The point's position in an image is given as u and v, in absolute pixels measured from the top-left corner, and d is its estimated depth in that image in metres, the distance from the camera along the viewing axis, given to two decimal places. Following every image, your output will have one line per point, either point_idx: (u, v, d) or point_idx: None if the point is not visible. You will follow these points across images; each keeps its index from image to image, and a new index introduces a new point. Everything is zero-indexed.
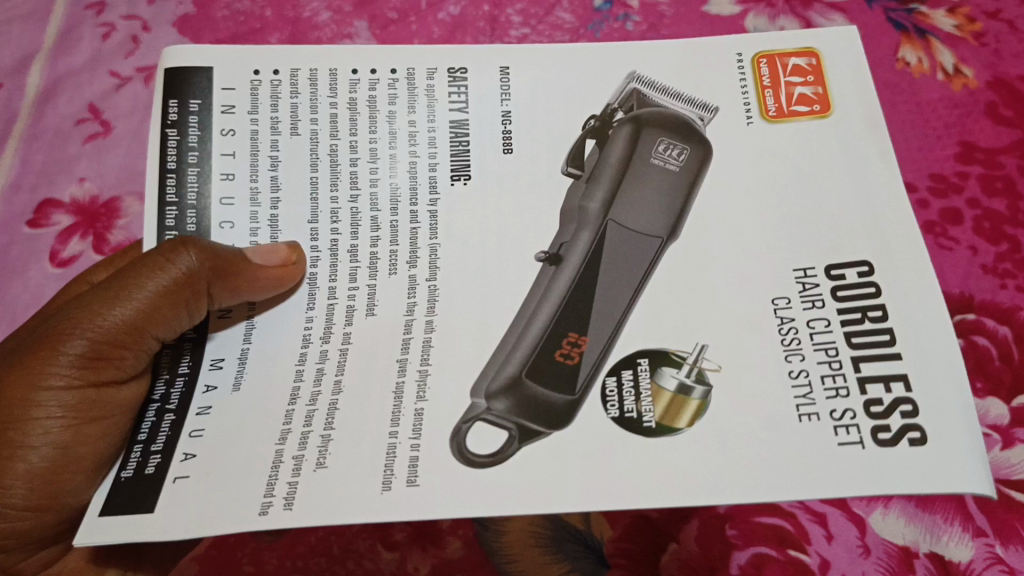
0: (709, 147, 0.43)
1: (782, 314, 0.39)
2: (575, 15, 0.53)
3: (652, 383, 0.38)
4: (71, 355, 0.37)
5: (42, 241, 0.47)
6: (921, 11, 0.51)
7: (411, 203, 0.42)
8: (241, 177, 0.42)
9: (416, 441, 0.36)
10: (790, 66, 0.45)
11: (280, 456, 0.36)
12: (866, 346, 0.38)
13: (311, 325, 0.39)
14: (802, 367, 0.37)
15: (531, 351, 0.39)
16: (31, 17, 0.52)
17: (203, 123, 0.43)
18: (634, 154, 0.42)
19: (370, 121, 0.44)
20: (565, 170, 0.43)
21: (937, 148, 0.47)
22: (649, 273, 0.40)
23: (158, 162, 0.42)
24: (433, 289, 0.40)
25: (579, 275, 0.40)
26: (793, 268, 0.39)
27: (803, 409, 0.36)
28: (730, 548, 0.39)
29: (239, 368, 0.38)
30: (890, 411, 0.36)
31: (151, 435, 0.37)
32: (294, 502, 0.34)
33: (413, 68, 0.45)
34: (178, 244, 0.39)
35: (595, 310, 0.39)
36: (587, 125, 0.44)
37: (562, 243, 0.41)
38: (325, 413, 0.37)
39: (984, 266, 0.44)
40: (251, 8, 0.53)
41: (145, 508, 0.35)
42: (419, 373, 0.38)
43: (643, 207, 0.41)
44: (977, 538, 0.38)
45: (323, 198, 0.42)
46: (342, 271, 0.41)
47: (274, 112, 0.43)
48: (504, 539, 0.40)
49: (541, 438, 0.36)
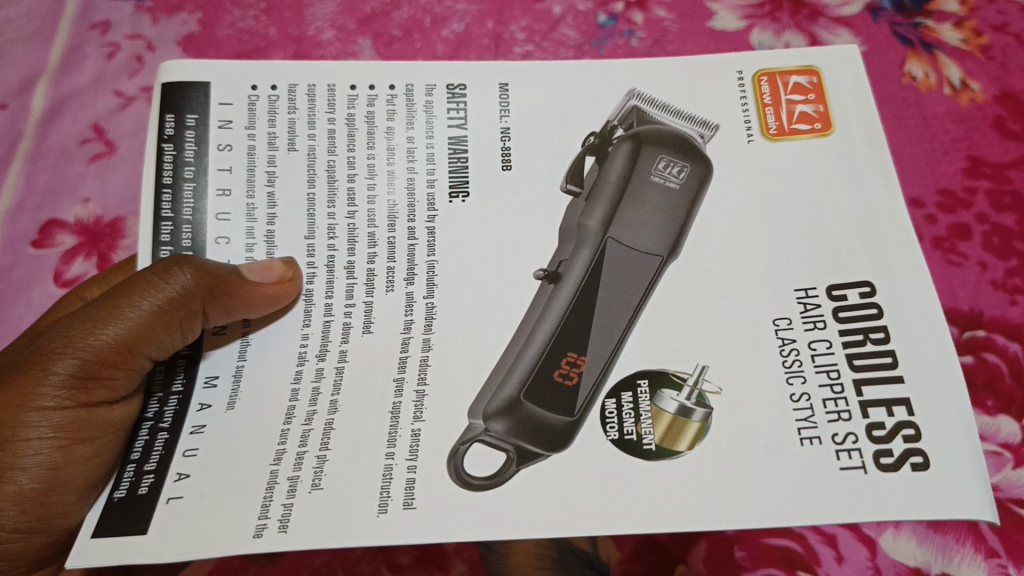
0: (710, 164, 0.43)
1: (783, 335, 0.38)
2: (579, 32, 0.53)
3: (660, 404, 0.37)
4: (61, 375, 0.37)
5: (46, 262, 0.47)
6: (928, 24, 0.51)
7: (409, 219, 0.42)
8: (237, 192, 0.42)
9: (412, 463, 0.36)
10: (791, 84, 0.45)
11: (274, 477, 0.35)
12: (869, 368, 0.37)
13: (307, 343, 0.39)
14: (804, 390, 0.37)
15: (529, 370, 0.38)
16: (36, 37, 0.52)
17: (200, 138, 0.43)
18: (634, 170, 0.42)
19: (368, 137, 0.44)
20: (564, 187, 0.43)
21: (945, 163, 0.47)
22: (649, 289, 0.40)
23: (154, 177, 0.42)
24: (431, 306, 0.40)
25: (578, 292, 0.40)
26: (794, 289, 0.39)
27: (804, 432, 0.36)
28: (740, 570, 0.38)
29: (234, 387, 0.38)
30: (892, 435, 0.36)
31: (144, 454, 0.37)
32: (289, 525, 0.34)
33: (411, 84, 0.45)
34: (172, 264, 0.38)
35: (594, 328, 0.39)
36: (587, 142, 0.44)
37: (562, 260, 0.41)
38: (320, 433, 0.37)
39: (993, 281, 0.43)
40: (254, 27, 0.53)
41: (138, 530, 0.35)
42: (417, 394, 0.38)
43: (643, 224, 0.41)
44: (988, 559, 0.37)
45: (320, 215, 0.42)
46: (338, 288, 0.40)
47: (272, 127, 0.43)
48: (510, 562, 0.39)
49: (540, 460, 0.36)
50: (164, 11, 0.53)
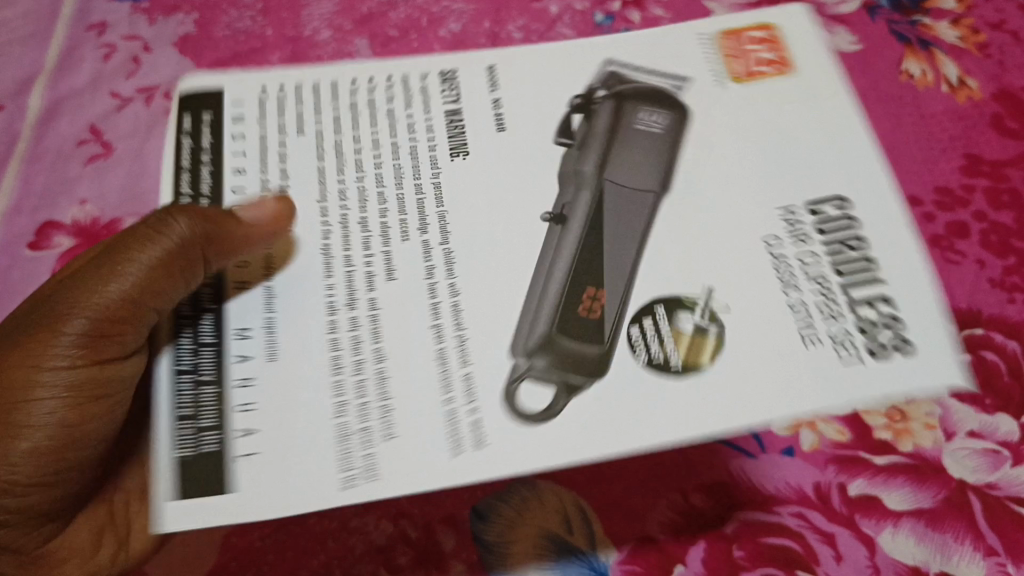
0: (687, 108, 0.43)
1: (776, 253, 0.39)
2: (576, 31, 0.53)
3: (676, 333, 0.38)
4: (64, 341, 0.36)
5: (42, 264, 0.46)
6: (924, 22, 0.52)
7: (417, 173, 0.42)
8: (232, 177, 0.42)
9: (471, 408, 0.36)
10: (747, 38, 0.45)
11: (345, 428, 0.36)
12: (855, 278, 0.38)
13: (333, 293, 0.39)
14: (798, 297, 0.38)
15: (555, 311, 0.38)
16: (33, 38, 0.52)
17: (192, 134, 0.43)
18: (618, 121, 0.42)
19: (354, 103, 0.44)
20: (556, 140, 0.43)
21: (942, 160, 0.47)
22: (667, 247, 0.39)
23: (150, 182, 0.42)
24: (448, 251, 0.40)
25: (582, 242, 0.39)
26: (777, 209, 0.40)
27: (803, 334, 0.37)
28: (738, 570, 0.37)
29: (269, 336, 0.38)
30: (880, 330, 0.36)
31: (196, 411, 0.36)
32: (376, 471, 0.35)
33: (389, 50, 0.46)
34: (168, 213, 0.37)
35: (608, 265, 0.39)
36: (571, 103, 0.44)
37: (565, 204, 0.41)
38: (371, 380, 0.37)
39: (991, 279, 0.43)
40: (251, 27, 0.53)
41: (229, 488, 0.35)
42: (457, 338, 0.38)
43: (637, 163, 0.40)
44: (988, 557, 0.37)
45: (332, 181, 0.42)
46: (356, 240, 0.40)
47: (260, 107, 0.44)
48: (503, 559, 0.37)
49: (586, 391, 0.37)
50: (161, 12, 0.53)
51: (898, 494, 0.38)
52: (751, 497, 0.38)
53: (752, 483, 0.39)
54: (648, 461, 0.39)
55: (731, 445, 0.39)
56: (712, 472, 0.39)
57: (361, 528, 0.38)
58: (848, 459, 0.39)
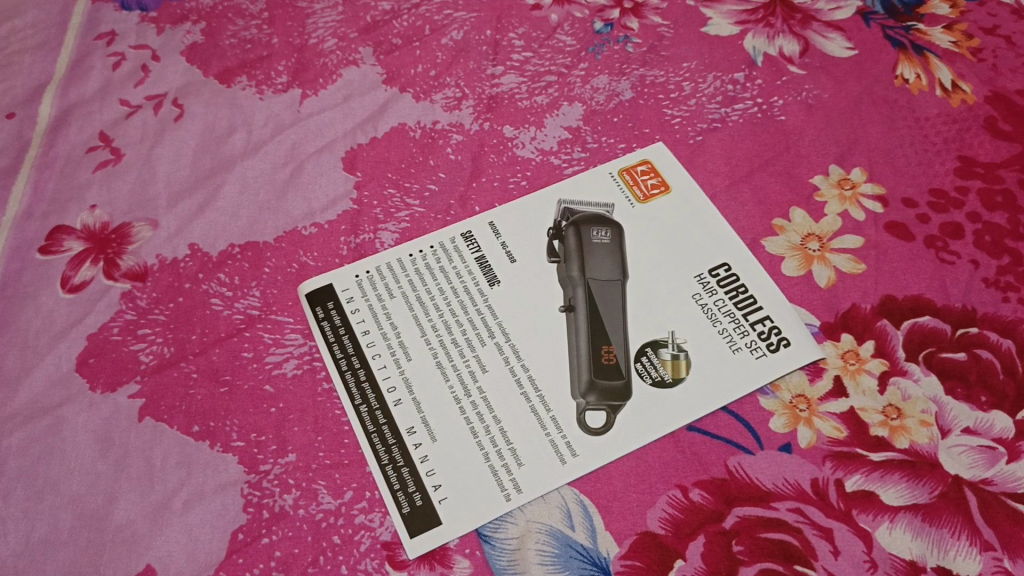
0: (645, 155, 0.49)
1: (727, 309, 0.43)
2: (576, 38, 0.54)
3: (660, 357, 0.42)
4: None
5: (53, 268, 0.46)
6: (919, 28, 0.54)
7: (456, 252, 0.46)
8: (256, 215, 0.47)
9: (551, 436, 0.40)
10: None
11: (403, 481, 0.39)
12: (792, 304, 0.44)
13: (389, 363, 0.42)
14: (746, 338, 0.43)
15: (582, 358, 0.42)
16: (43, 47, 0.53)
17: (215, 183, 0.49)
18: (598, 198, 0.47)
19: (353, 139, 0.50)
20: (552, 227, 0.46)
21: (936, 163, 0.48)
22: (662, 294, 0.44)
23: (182, 226, 0.47)
24: (489, 304, 0.44)
25: (592, 298, 0.43)
26: (721, 264, 0.45)
27: (755, 354, 0.42)
28: (737, 565, 0.37)
29: (348, 396, 0.41)
30: (820, 341, 0.43)
31: None
32: (514, 493, 0.39)
33: (376, 90, 0.52)
34: None
35: (620, 314, 0.43)
36: (558, 207, 0.47)
37: (572, 286, 0.44)
38: (427, 420, 0.40)
39: (985, 279, 0.44)
40: (257, 36, 0.54)
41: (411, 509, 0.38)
42: (514, 371, 0.42)
43: (630, 237, 0.46)
44: (984, 552, 0.37)
45: (374, 268, 0.45)
46: (410, 323, 0.43)
47: (273, 151, 0.50)
48: (510, 558, 0.38)
49: (628, 417, 0.41)
50: (168, 22, 0.55)
51: (894, 488, 0.39)
52: (749, 492, 0.39)
53: (750, 478, 0.39)
54: (643, 458, 0.40)
55: (729, 442, 0.40)
56: (712, 468, 0.40)
57: (366, 524, 0.38)
58: (845, 455, 0.40)
